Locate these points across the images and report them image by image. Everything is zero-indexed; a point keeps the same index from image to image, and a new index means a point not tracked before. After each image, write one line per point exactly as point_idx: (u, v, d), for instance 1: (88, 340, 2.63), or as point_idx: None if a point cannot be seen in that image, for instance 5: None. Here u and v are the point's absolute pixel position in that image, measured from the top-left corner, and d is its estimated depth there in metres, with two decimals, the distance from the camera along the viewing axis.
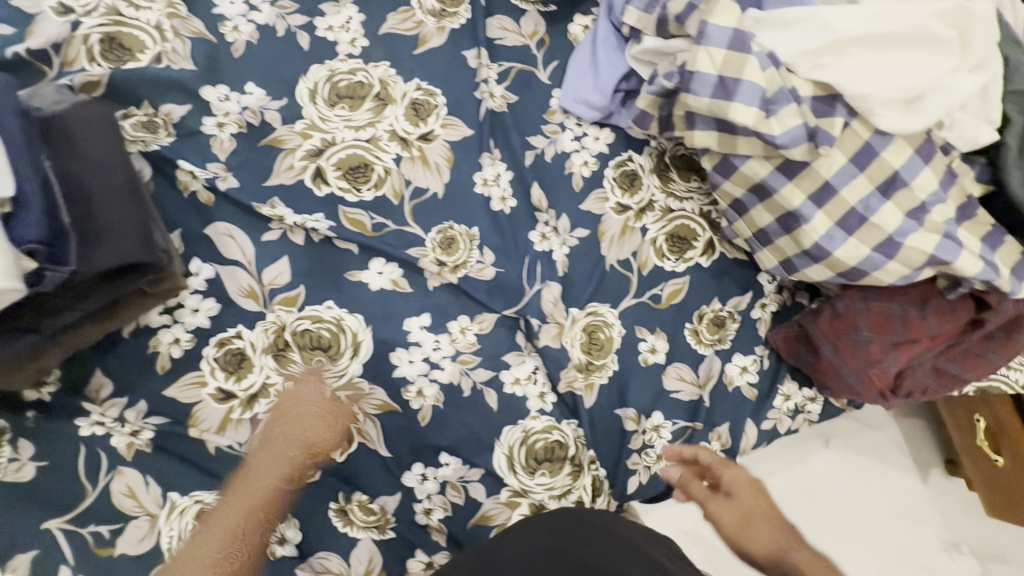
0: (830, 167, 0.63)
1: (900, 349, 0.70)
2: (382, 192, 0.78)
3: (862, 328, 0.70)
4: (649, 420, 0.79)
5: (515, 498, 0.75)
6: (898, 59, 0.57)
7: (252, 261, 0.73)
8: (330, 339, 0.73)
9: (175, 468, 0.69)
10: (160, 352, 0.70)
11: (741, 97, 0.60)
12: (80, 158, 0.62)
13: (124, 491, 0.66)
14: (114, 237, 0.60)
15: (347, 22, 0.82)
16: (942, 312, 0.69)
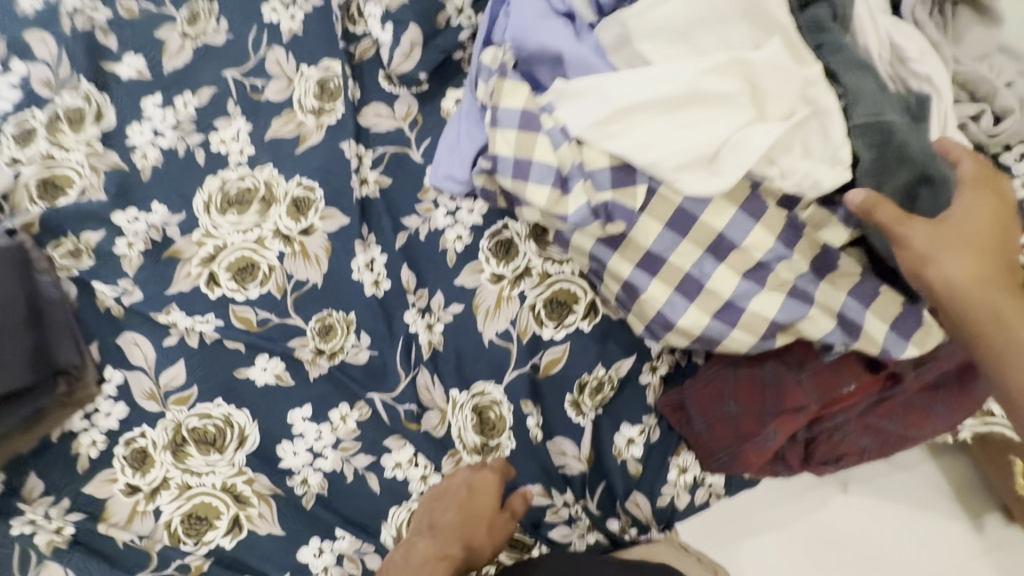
0: (648, 235, 0.64)
1: (776, 422, 0.68)
2: (267, 288, 0.83)
3: (730, 399, 0.71)
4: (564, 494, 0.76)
5: None
6: (684, 121, 0.60)
7: (153, 365, 0.81)
8: (217, 433, 0.79)
9: (85, 562, 0.76)
10: (81, 454, 0.80)
11: (535, 178, 0.64)
12: None
13: None
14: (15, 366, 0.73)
15: (237, 133, 0.90)
16: (821, 377, 0.67)
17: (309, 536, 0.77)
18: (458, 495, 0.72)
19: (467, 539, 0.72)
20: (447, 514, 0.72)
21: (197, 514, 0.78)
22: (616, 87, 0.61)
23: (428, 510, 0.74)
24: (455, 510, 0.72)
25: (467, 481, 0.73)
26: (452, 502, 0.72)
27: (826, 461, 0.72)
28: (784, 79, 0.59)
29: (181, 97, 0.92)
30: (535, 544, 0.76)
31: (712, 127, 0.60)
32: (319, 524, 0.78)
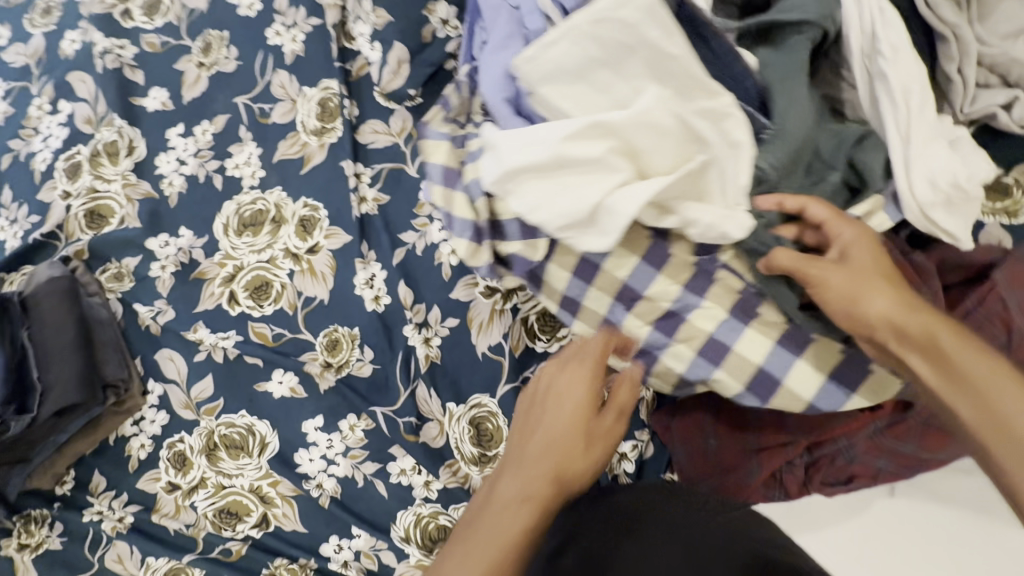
0: (560, 281, 0.71)
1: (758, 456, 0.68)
2: (280, 305, 0.89)
3: (711, 435, 0.70)
4: None
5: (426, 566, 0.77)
6: (568, 180, 0.63)
7: (185, 378, 0.90)
8: (242, 440, 0.86)
9: (144, 543, 0.87)
10: (133, 454, 0.90)
11: (457, 230, 0.70)
12: (44, 325, 0.86)
13: (115, 557, 0.87)
14: (59, 389, 0.82)
15: (249, 158, 0.95)
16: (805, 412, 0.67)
17: (328, 534, 0.81)
18: (546, 409, 0.66)
19: (559, 473, 0.63)
20: (539, 436, 0.65)
21: (229, 509, 0.85)
22: (509, 144, 0.64)
23: (518, 428, 0.67)
24: (549, 426, 0.65)
25: (554, 388, 0.66)
26: (544, 411, 0.66)
27: (834, 482, 0.68)
28: (660, 136, 0.63)
29: (199, 126, 0.98)
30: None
31: (594, 183, 0.63)
32: (338, 517, 0.81)
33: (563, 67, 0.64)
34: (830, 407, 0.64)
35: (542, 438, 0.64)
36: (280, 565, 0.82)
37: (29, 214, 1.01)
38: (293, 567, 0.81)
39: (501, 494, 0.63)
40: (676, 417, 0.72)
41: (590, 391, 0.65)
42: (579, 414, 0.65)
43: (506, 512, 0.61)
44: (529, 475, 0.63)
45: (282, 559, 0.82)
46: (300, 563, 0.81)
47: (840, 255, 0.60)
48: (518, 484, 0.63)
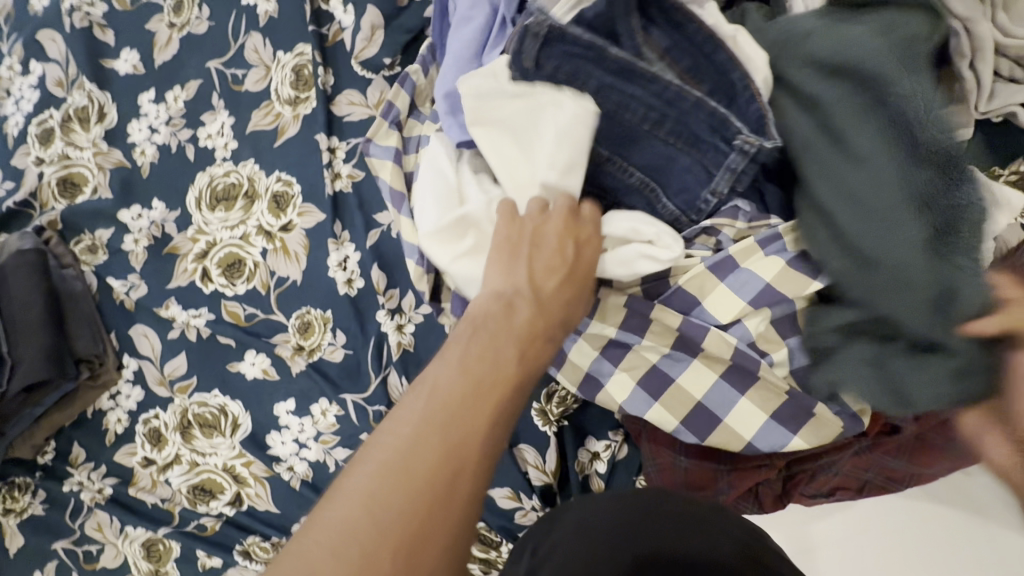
0: None
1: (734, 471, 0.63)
2: (253, 284, 0.86)
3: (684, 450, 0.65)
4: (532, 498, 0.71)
5: None
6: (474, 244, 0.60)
7: (159, 355, 0.89)
8: (215, 420, 0.85)
9: (120, 514, 0.87)
10: (110, 428, 0.90)
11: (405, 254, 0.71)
12: (15, 297, 0.86)
13: (94, 525, 0.88)
14: (29, 362, 0.82)
15: (221, 128, 0.91)
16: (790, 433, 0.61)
17: (300, 516, 0.80)
18: (566, 254, 0.55)
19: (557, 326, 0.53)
20: (551, 275, 0.55)
21: (203, 486, 0.84)
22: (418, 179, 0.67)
23: (517, 266, 0.54)
24: (560, 263, 0.55)
25: (575, 233, 0.57)
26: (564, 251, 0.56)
27: (814, 495, 0.64)
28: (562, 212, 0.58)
29: (171, 92, 0.94)
30: (499, 539, 0.72)
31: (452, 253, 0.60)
32: (310, 499, 0.79)
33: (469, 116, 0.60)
34: (769, 446, 0.60)
35: (557, 292, 0.54)
36: (252, 543, 0.81)
37: (3, 181, 0.99)
38: (266, 545, 0.80)
39: (473, 338, 0.48)
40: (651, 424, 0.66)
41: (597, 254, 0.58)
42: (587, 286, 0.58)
43: (469, 351, 0.47)
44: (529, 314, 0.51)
45: (254, 537, 0.81)
46: (272, 542, 0.80)
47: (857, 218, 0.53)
48: (502, 326, 0.50)
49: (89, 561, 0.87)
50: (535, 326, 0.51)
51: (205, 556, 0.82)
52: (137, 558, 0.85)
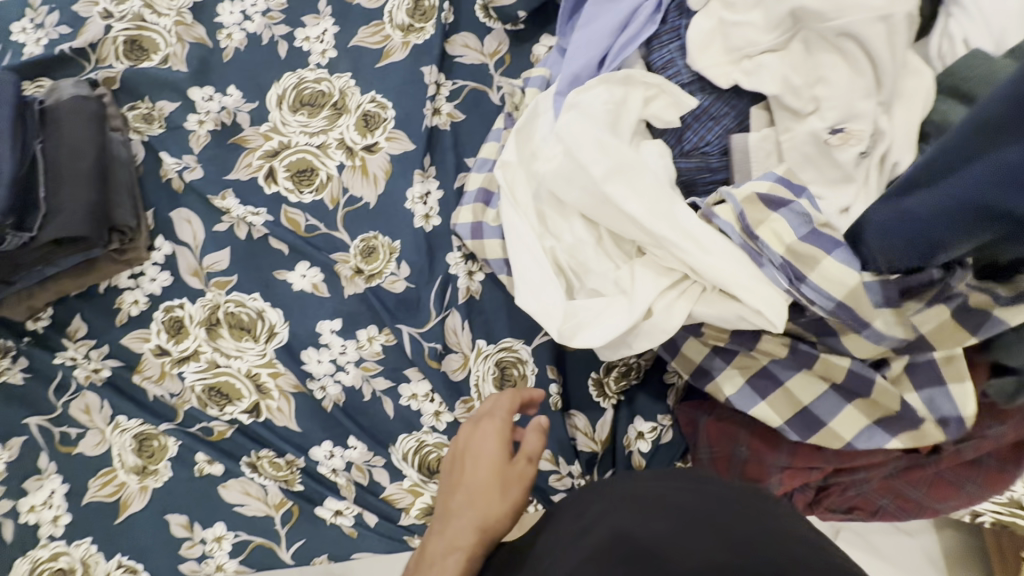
0: (592, 276, 0.67)
1: (784, 474, 0.67)
2: (321, 196, 0.83)
3: (741, 443, 0.69)
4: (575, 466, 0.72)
5: (417, 488, 0.75)
6: (549, 250, 0.69)
7: (200, 245, 0.83)
8: (249, 323, 0.81)
9: (117, 400, 0.81)
10: (122, 308, 0.83)
11: (489, 236, 0.76)
12: (60, 143, 0.78)
13: (81, 407, 0.80)
14: (65, 215, 0.74)
15: (323, 34, 0.88)
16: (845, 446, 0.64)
17: (322, 439, 0.77)
18: (469, 460, 0.66)
19: (482, 524, 0.60)
20: (463, 493, 0.63)
21: (219, 389, 0.80)
22: (515, 140, 0.73)
23: (446, 500, 0.64)
24: (468, 482, 0.64)
25: (484, 434, 0.66)
26: (478, 459, 0.65)
27: (835, 509, 0.71)
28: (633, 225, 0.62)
29: None
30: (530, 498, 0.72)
31: (516, 232, 0.71)
32: (339, 422, 0.77)
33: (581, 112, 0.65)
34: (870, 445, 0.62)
35: (477, 485, 0.63)
36: (262, 456, 0.79)
37: (58, 24, 0.90)
38: (279, 462, 0.78)
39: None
40: (709, 416, 0.70)
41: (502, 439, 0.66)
42: (496, 455, 0.65)
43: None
44: (458, 533, 0.59)
45: (268, 451, 0.79)
46: (286, 459, 0.78)
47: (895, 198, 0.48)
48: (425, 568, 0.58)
49: (65, 443, 0.80)
50: (462, 542, 0.59)
51: (205, 461, 0.79)
52: (125, 450, 0.79)
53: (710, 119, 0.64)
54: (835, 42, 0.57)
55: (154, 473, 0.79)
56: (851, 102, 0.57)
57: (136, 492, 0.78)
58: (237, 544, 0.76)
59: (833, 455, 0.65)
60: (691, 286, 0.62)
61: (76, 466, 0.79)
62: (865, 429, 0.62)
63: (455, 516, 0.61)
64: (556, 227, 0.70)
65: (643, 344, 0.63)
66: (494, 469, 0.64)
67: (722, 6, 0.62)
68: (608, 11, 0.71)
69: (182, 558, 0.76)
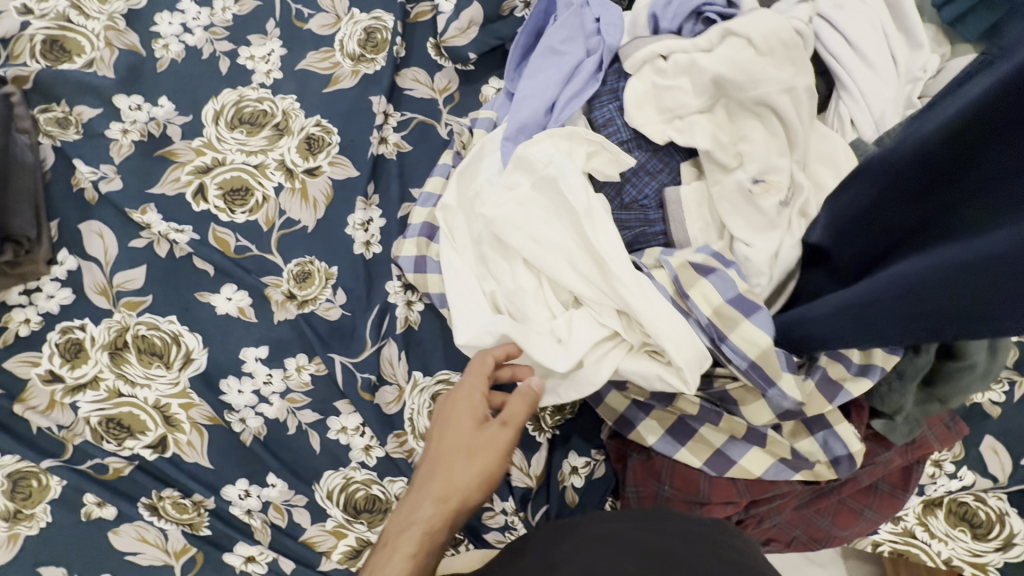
0: (527, 320, 0.67)
1: (705, 509, 0.67)
2: (255, 217, 0.80)
3: (667, 479, 0.68)
4: (506, 501, 0.71)
5: (340, 529, 0.71)
6: (488, 285, 0.69)
7: (111, 261, 0.76)
8: (163, 348, 0.74)
9: None
10: (8, 328, 0.74)
11: (432, 271, 0.76)
12: None
13: None
14: None
15: (269, 54, 0.87)
16: (759, 481, 0.65)
17: (237, 476, 0.71)
18: (440, 428, 0.62)
19: (446, 497, 0.58)
20: (432, 463, 0.60)
21: (120, 421, 0.72)
22: (458, 182, 0.74)
23: (419, 465, 0.62)
24: (436, 451, 0.61)
25: (458, 407, 0.62)
26: (444, 437, 0.61)
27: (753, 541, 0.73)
28: (575, 277, 0.64)
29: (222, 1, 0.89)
30: (461, 538, 0.71)
31: (454, 270, 0.70)
32: (259, 459, 0.72)
33: (538, 169, 0.66)
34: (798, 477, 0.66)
35: (442, 463, 0.60)
36: (164, 498, 0.71)
37: None
38: (183, 504, 0.71)
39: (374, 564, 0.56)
40: (638, 454, 0.71)
41: (476, 406, 0.62)
42: (468, 422, 0.61)
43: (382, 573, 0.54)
44: (418, 509, 0.58)
45: (172, 491, 0.71)
46: (194, 500, 0.71)
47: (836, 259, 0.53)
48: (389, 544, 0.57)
49: None
50: (426, 520, 0.57)
51: (94, 504, 0.70)
52: None
53: (647, 174, 0.69)
54: (754, 108, 0.64)
55: (27, 518, 0.69)
56: (768, 156, 0.63)
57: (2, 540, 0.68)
58: None
59: (746, 487, 0.66)
60: (619, 342, 0.65)
61: None
62: (773, 466, 0.64)
63: (423, 489, 0.59)
64: (498, 271, 0.69)
65: (569, 392, 0.65)
66: (468, 438, 0.60)
67: (653, 71, 0.68)
68: (550, 65, 0.76)
69: None
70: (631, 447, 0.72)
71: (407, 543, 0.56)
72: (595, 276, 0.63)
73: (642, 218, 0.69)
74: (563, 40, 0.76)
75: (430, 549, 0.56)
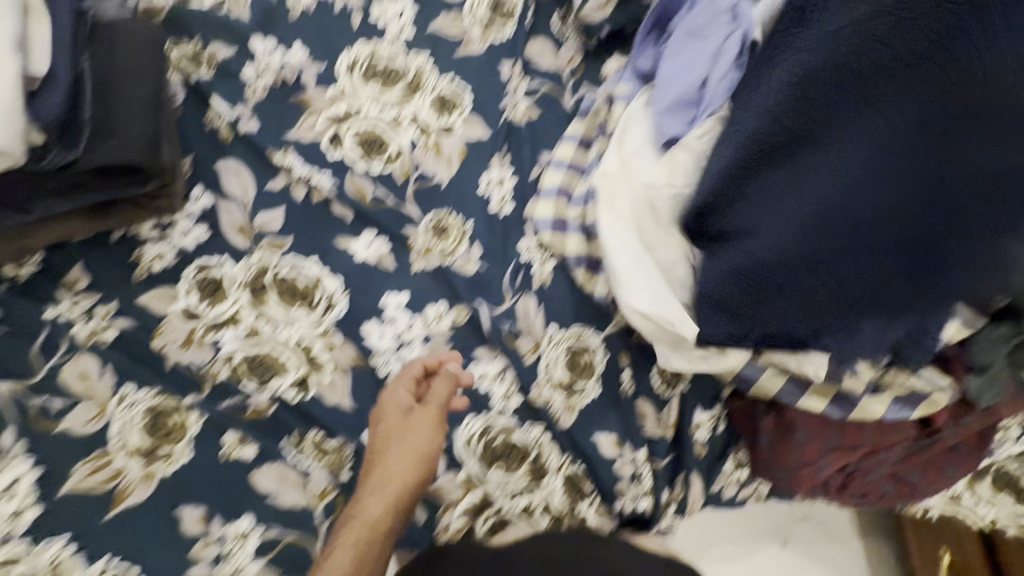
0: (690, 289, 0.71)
1: (834, 454, 0.73)
2: (391, 168, 0.81)
3: (799, 427, 0.74)
4: (636, 452, 0.75)
5: (470, 483, 0.72)
6: (650, 247, 0.72)
7: (250, 202, 0.76)
8: (307, 289, 0.74)
9: (126, 365, 0.68)
10: (142, 262, 0.72)
11: (572, 231, 0.79)
12: (115, 62, 0.64)
13: (77, 373, 0.67)
14: (124, 137, 0.62)
15: (400, 13, 0.88)
16: (883, 426, 0.73)
17: None
18: (378, 422, 0.67)
19: (386, 484, 0.63)
20: (373, 454, 0.65)
21: (262, 360, 0.71)
22: (613, 149, 0.77)
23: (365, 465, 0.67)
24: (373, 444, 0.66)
25: (384, 411, 0.67)
26: (376, 438, 0.66)
27: (855, 494, 0.79)
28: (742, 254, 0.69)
29: None
30: (590, 493, 0.74)
31: (613, 237, 0.73)
32: None
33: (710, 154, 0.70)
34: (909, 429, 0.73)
35: (378, 454, 0.65)
36: (306, 439, 0.70)
37: None
38: (326, 447, 0.70)
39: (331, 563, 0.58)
40: (767, 411, 0.75)
41: (397, 401, 0.67)
42: (399, 411, 0.67)
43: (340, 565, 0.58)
44: (366, 500, 0.62)
45: (315, 434, 0.71)
46: (336, 443, 0.70)
47: (818, 257, 0.57)
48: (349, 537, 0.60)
49: (45, 418, 0.65)
50: (380, 506, 0.62)
51: (234, 443, 0.68)
52: (132, 427, 0.66)
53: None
54: None
55: (164, 457, 0.66)
56: None
57: (138, 480, 0.65)
58: (265, 542, 0.65)
59: (872, 433, 0.73)
60: None
61: (58, 446, 0.64)
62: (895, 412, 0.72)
63: (366, 483, 0.64)
64: (654, 239, 0.72)
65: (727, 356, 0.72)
66: (399, 421, 0.66)
67: None
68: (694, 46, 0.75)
69: (191, 563, 0.63)
70: (759, 406, 0.76)
71: (352, 533, 0.60)
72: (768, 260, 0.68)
73: None
74: (705, 21, 0.75)
75: (380, 530, 0.61)
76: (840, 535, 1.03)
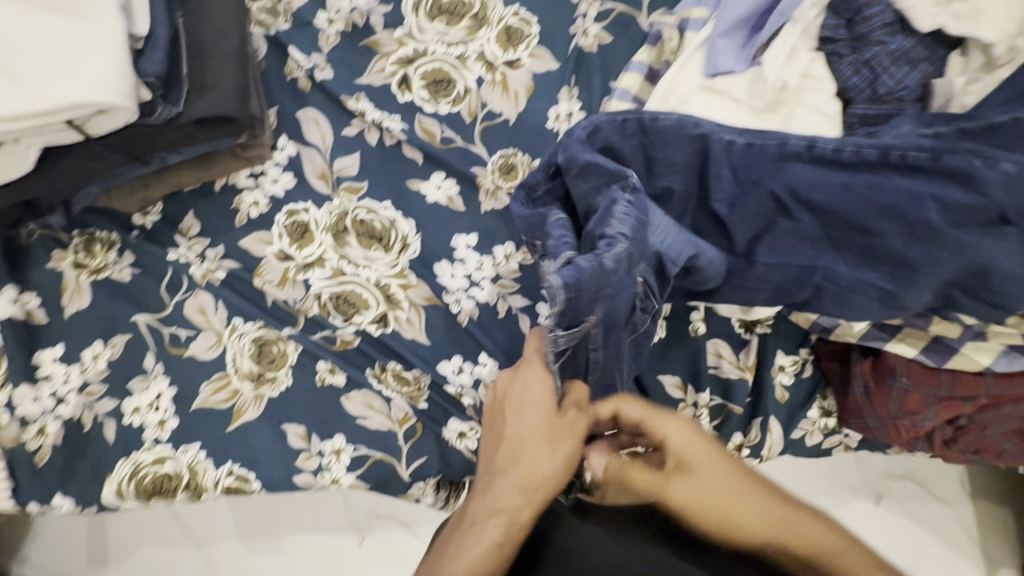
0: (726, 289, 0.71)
1: (941, 403, 0.65)
2: (458, 109, 0.80)
3: (901, 374, 0.67)
4: (701, 395, 0.72)
5: None
6: None
7: (329, 148, 0.80)
8: (382, 232, 0.78)
9: (235, 302, 0.77)
10: (240, 209, 0.79)
11: None
12: (204, 19, 0.69)
13: (197, 308, 0.77)
14: (216, 91, 0.67)
15: None
16: (1007, 373, 0.63)
17: (451, 353, 0.75)
18: (512, 409, 0.58)
19: (527, 485, 0.54)
20: (515, 430, 0.57)
21: (345, 298, 0.77)
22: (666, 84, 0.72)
23: (490, 449, 0.59)
24: (509, 431, 0.57)
25: (525, 400, 0.58)
26: (513, 427, 0.57)
27: (965, 450, 0.70)
28: (792, 230, 0.62)
29: None
30: None
31: None
32: (475, 339, 0.75)
33: (765, 107, 0.68)
34: None
35: (519, 449, 0.56)
36: (387, 370, 0.76)
37: None
38: (405, 377, 0.76)
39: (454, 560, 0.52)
40: (862, 356, 0.69)
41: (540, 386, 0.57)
42: (544, 400, 0.57)
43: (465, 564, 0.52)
44: (500, 496, 0.54)
45: (394, 364, 0.76)
46: (414, 375, 0.76)
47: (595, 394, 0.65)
48: (470, 537, 0.53)
49: (176, 345, 0.76)
50: (518, 507, 0.54)
51: (326, 371, 0.76)
52: (243, 355, 0.76)
53: (908, 63, 0.65)
54: None
55: (270, 381, 0.75)
56: None
57: (250, 400, 0.75)
58: (357, 458, 0.73)
59: (994, 382, 0.64)
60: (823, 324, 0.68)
61: (187, 368, 0.75)
62: (1008, 360, 0.63)
63: (502, 477, 0.56)
64: None
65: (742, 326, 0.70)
66: (547, 413, 0.56)
67: None
68: None
69: (298, 470, 0.73)
70: (855, 351, 0.70)
71: (490, 532, 0.53)
72: (830, 214, 0.60)
73: (896, 112, 0.66)
74: None
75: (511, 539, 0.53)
76: (938, 496, 0.94)
